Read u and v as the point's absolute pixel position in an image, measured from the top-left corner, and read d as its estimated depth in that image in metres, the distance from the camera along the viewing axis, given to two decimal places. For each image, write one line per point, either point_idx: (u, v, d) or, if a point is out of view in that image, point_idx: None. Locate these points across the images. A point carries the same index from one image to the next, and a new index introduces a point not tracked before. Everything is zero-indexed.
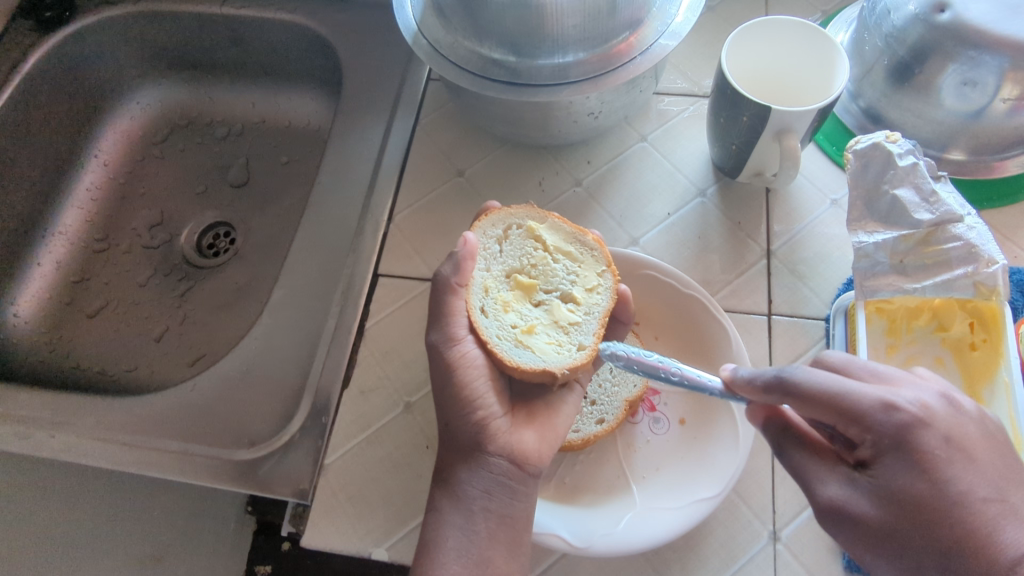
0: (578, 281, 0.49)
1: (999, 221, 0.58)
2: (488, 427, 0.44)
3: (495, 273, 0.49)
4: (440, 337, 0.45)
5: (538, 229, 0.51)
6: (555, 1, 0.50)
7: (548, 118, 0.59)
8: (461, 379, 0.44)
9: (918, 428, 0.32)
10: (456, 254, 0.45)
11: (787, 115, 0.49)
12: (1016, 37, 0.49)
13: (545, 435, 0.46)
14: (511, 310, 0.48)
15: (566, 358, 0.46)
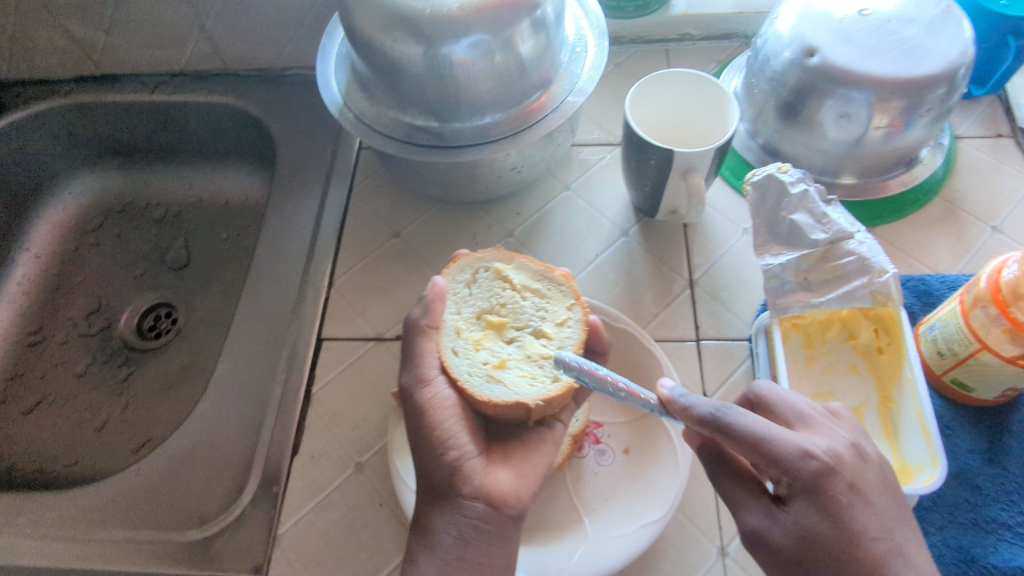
0: (548, 316, 0.52)
1: (892, 234, 0.63)
2: (462, 467, 0.43)
3: (466, 315, 0.52)
4: (411, 379, 0.46)
5: (504, 270, 0.53)
6: (467, 70, 0.54)
7: (475, 175, 0.62)
8: (431, 420, 0.44)
9: (829, 474, 0.35)
10: (425, 297, 0.47)
11: (689, 155, 0.54)
12: (876, 73, 0.56)
13: (523, 475, 0.45)
14: (482, 348, 0.50)
15: (540, 389, 0.47)
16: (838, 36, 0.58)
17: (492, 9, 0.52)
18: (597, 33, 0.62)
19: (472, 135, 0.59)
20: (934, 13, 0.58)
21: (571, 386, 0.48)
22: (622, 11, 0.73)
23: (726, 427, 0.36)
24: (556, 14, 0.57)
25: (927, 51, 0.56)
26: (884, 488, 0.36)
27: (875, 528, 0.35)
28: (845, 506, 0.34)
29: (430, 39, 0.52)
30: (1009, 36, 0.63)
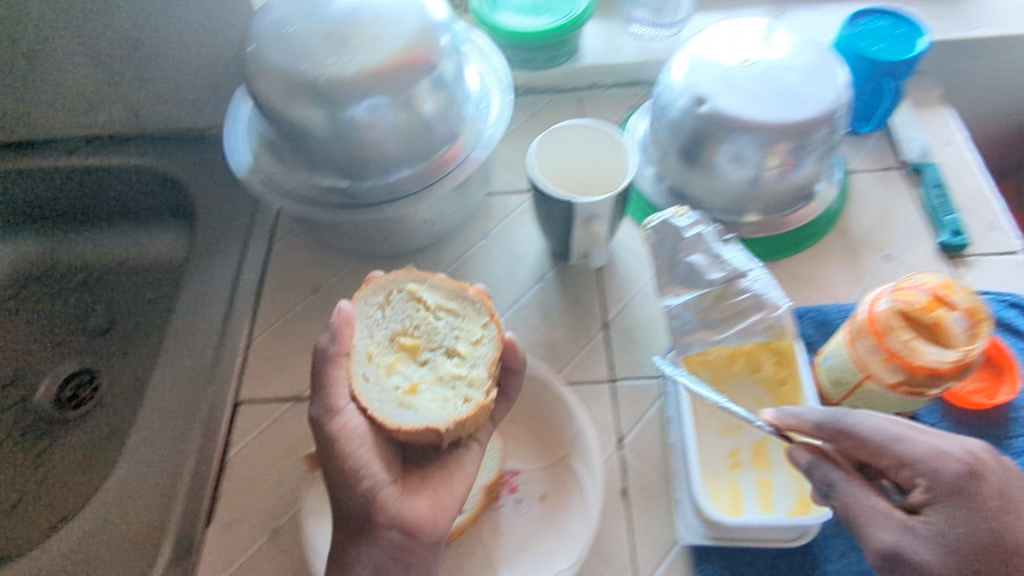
0: (461, 335, 0.51)
1: (793, 267, 0.66)
2: (376, 496, 0.44)
3: (379, 339, 0.51)
4: (319, 411, 0.45)
5: (418, 291, 0.53)
6: (372, 130, 0.55)
7: (388, 230, 0.63)
8: (342, 451, 0.44)
9: (976, 476, 0.39)
10: (333, 323, 0.47)
11: (590, 204, 0.56)
12: (760, 120, 0.59)
13: (437, 502, 0.46)
14: (394, 372, 0.49)
15: (451, 411, 0.47)
16: (724, 85, 0.60)
17: (387, 70, 0.53)
18: (501, 86, 0.62)
19: (383, 192, 0.59)
20: (812, 59, 0.61)
21: (484, 406, 0.48)
22: (534, 62, 0.75)
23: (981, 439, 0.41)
24: (455, 71, 0.58)
25: (807, 96, 0.59)
26: None
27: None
28: (999, 508, 0.38)
29: (328, 102, 0.53)
30: (886, 79, 0.68)
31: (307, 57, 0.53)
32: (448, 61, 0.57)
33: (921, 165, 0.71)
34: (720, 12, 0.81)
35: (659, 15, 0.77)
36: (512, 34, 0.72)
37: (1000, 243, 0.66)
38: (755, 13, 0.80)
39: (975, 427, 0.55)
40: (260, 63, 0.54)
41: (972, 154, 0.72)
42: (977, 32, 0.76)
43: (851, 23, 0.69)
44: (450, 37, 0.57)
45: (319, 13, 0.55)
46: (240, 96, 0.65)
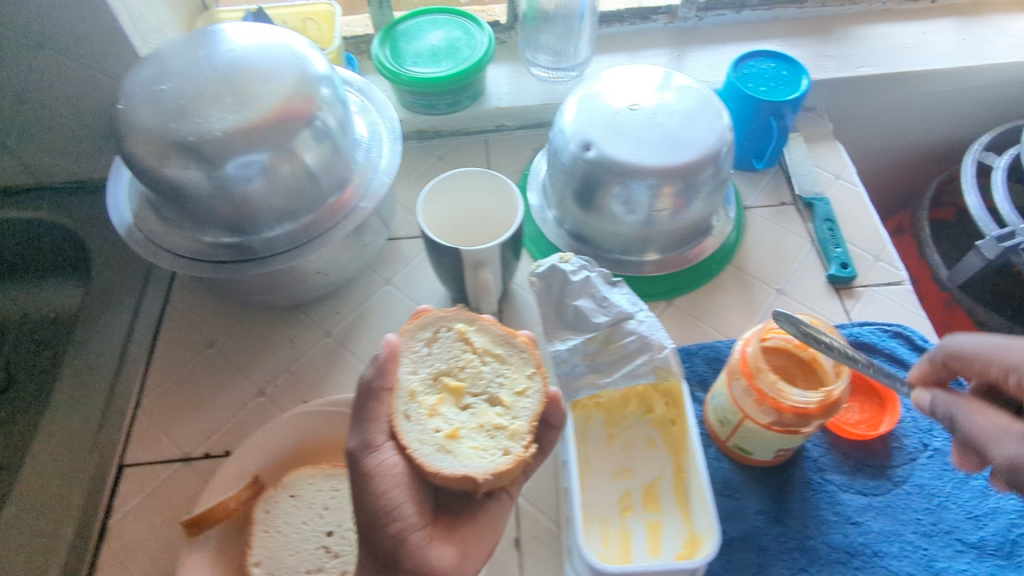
0: (506, 383, 0.51)
1: (690, 303, 0.68)
2: (408, 539, 0.41)
3: (422, 376, 0.51)
4: (358, 443, 0.44)
5: (467, 332, 0.53)
6: (250, 187, 0.54)
7: (281, 281, 0.62)
8: (377, 488, 0.42)
9: None
10: (378, 354, 0.46)
11: (479, 252, 0.56)
12: (644, 165, 0.60)
13: (465, 553, 0.44)
14: (436, 415, 0.49)
15: (489, 463, 0.46)
16: (609, 131, 0.61)
17: (266, 124, 0.52)
18: (390, 133, 0.63)
19: (275, 244, 0.58)
20: (693, 103, 0.63)
21: (521, 461, 0.47)
22: (436, 108, 0.76)
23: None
24: (339, 122, 0.57)
25: (689, 139, 0.61)
26: None
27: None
28: None
29: (207, 159, 0.51)
30: (772, 119, 0.70)
31: (174, 115, 0.51)
32: (331, 112, 0.56)
33: (813, 199, 0.73)
34: (621, 54, 0.83)
35: (559, 59, 0.78)
36: (414, 79, 0.72)
37: (888, 272, 0.68)
38: (655, 55, 0.83)
39: (858, 459, 0.57)
40: (130, 120, 0.52)
41: (860, 188, 0.75)
42: (861, 71, 0.80)
43: (735, 67, 0.71)
44: (331, 88, 0.56)
45: (192, 68, 0.53)
46: (118, 164, 0.62)
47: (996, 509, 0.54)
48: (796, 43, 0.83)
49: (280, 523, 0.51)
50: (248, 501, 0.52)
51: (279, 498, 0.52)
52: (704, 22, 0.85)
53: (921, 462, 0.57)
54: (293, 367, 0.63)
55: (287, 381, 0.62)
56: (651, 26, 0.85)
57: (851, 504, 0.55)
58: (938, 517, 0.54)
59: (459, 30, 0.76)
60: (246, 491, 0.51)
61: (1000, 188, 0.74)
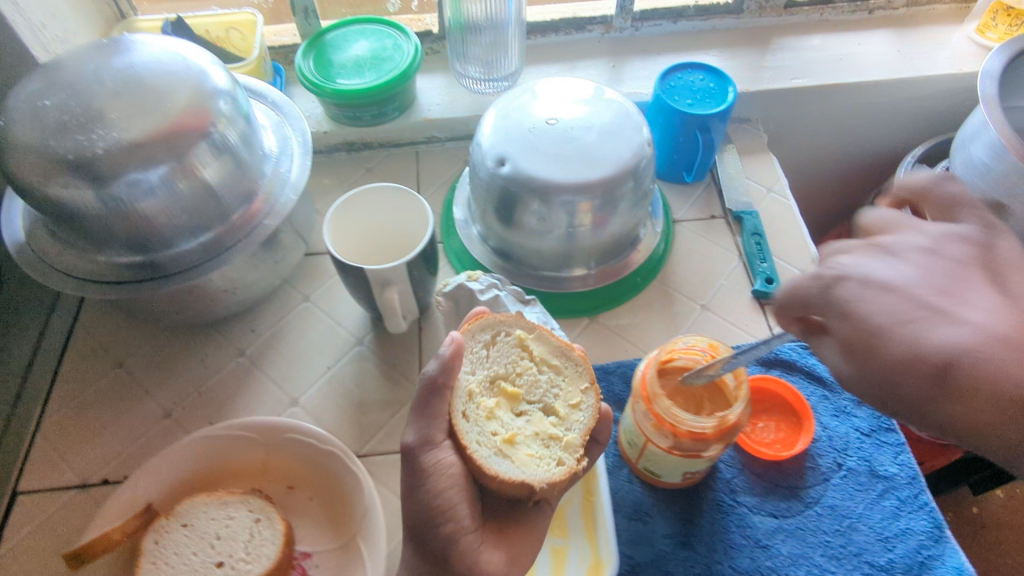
0: (561, 395, 0.51)
1: (613, 320, 0.67)
2: (458, 541, 0.42)
3: (479, 377, 0.50)
4: (416, 439, 0.45)
5: (526, 339, 0.52)
6: (145, 205, 0.51)
7: (187, 300, 0.59)
8: (433, 487, 0.43)
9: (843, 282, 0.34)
10: (443, 354, 0.45)
11: (383, 271, 0.54)
12: (556, 180, 0.59)
13: (513, 554, 0.45)
14: (494, 417, 0.49)
15: (545, 472, 0.47)
16: (524, 145, 0.60)
17: (158, 140, 0.50)
18: (300, 146, 0.61)
19: (186, 260, 0.56)
20: (611, 116, 0.62)
21: (572, 474, 0.47)
22: (361, 120, 0.75)
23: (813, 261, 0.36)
24: (241, 137, 0.56)
25: (605, 154, 0.60)
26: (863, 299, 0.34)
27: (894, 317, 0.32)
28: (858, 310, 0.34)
29: (97, 178, 0.49)
30: (698, 132, 0.69)
31: (57, 133, 0.49)
32: (232, 128, 0.54)
33: (741, 213, 0.72)
34: (556, 64, 0.82)
35: (490, 70, 0.77)
36: (338, 92, 0.70)
37: None
38: (590, 65, 0.82)
39: (770, 480, 0.56)
40: (12, 137, 0.49)
41: (792, 202, 0.75)
42: (795, 82, 0.79)
43: (663, 79, 0.71)
44: (231, 102, 0.55)
45: (78, 83, 0.50)
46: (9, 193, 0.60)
47: (907, 530, 0.54)
48: (733, 54, 0.82)
49: (169, 554, 0.49)
50: (138, 531, 0.50)
51: (170, 528, 0.51)
52: (641, 32, 0.84)
53: (834, 482, 0.56)
54: (202, 388, 0.61)
55: (194, 403, 0.61)
56: (587, 36, 0.84)
57: (760, 526, 0.54)
58: (847, 540, 0.54)
59: (386, 40, 0.74)
60: (136, 520, 0.50)
61: None
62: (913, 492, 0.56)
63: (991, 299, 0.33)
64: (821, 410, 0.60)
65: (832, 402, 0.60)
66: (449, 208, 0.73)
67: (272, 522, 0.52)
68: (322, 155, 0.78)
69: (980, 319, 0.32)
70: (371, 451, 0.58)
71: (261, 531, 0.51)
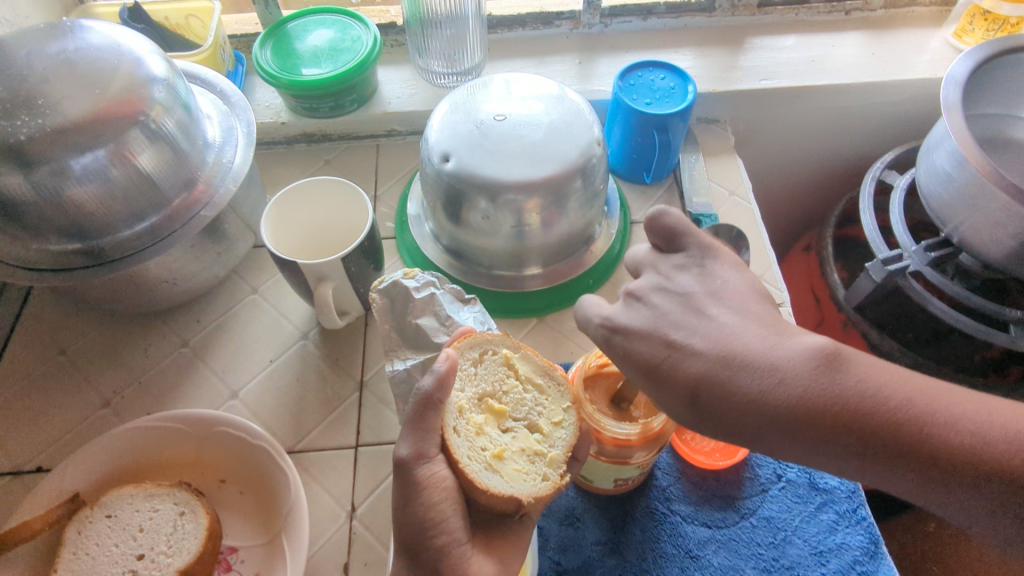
0: (545, 413, 0.50)
1: (561, 320, 0.66)
2: (450, 554, 0.40)
3: (468, 395, 0.49)
4: (410, 452, 0.42)
5: (512, 357, 0.52)
6: (79, 189, 0.51)
7: (127, 290, 0.59)
8: (428, 500, 0.41)
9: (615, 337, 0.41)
10: (438, 369, 0.44)
11: (318, 266, 0.54)
12: (500, 177, 0.58)
13: (506, 566, 0.43)
14: (482, 433, 0.48)
15: (532, 486, 0.46)
16: (470, 142, 0.59)
17: (92, 123, 0.50)
18: (244, 137, 0.62)
19: (129, 245, 0.55)
20: (561, 112, 0.62)
21: (558, 489, 0.46)
22: (319, 111, 0.74)
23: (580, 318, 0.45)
24: (180, 126, 0.56)
25: (551, 151, 0.59)
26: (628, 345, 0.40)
27: (651, 353, 0.39)
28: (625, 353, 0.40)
29: (26, 162, 0.49)
30: (656, 133, 0.68)
31: None
32: (168, 116, 0.55)
33: (700, 216, 0.69)
34: (522, 59, 0.81)
35: (452, 64, 0.76)
36: (294, 83, 0.69)
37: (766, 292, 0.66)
38: (557, 61, 0.80)
39: (707, 489, 0.55)
40: None
41: (753, 206, 0.73)
42: (763, 84, 0.77)
43: (623, 77, 0.70)
44: (168, 91, 0.55)
45: (11, 67, 0.51)
46: None
47: (842, 545, 0.53)
48: (703, 52, 0.81)
49: (91, 545, 0.49)
50: (62, 520, 0.50)
51: (93, 519, 0.50)
52: (610, 28, 0.83)
53: (772, 494, 0.55)
54: (142, 378, 0.61)
55: (134, 393, 0.60)
56: (555, 31, 0.83)
57: (693, 536, 0.53)
58: (781, 552, 0.52)
59: (347, 32, 0.74)
60: (60, 509, 0.49)
61: (895, 209, 0.73)
62: (852, 506, 0.55)
63: (718, 318, 0.39)
64: None
65: None
66: (404, 202, 0.73)
67: (196, 516, 0.51)
68: (281, 146, 0.77)
69: (703, 345, 0.37)
70: (307, 446, 0.58)
71: (184, 525, 0.51)
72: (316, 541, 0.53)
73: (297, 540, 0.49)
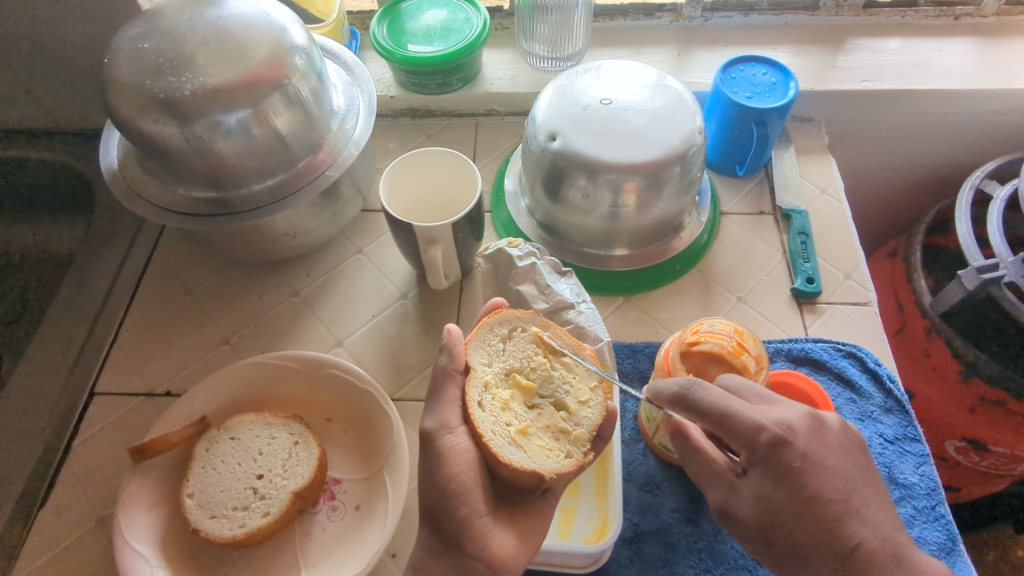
0: (571, 391, 0.52)
1: (647, 301, 0.68)
2: (470, 526, 0.44)
3: (495, 369, 0.51)
4: (435, 424, 0.46)
5: (542, 335, 0.53)
6: (221, 144, 0.57)
7: (247, 241, 0.65)
8: (449, 471, 0.45)
9: (784, 447, 0.42)
10: (444, 345, 0.48)
11: (429, 230, 0.58)
12: (609, 160, 0.61)
13: (524, 539, 0.47)
14: (507, 409, 0.49)
15: (555, 462, 0.47)
16: (576, 122, 0.62)
17: (237, 87, 0.55)
18: (365, 107, 0.67)
19: (255, 200, 0.61)
20: (666, 101, 0.64)
21: (581, 466, 0.48)
22: (426, 87, 0.79)
23: (696, 404, 0.43)
24: (313, 93, 0.61)
25: (652, 136, 0.61)
26: (798, 473, 0.42)
27: (829, 491, 0.42)
28: (796, 470, 0.42)
29: (183, 116, 0.55)
30: (755, 126, 0.69)
31: (149, 74, 0.55)
32: (305, 83, 0.60)
33: (790, 211, 0.72)
34: (622, 48, 0.83)
35: (555, 49, 0.79)
36: (407, 59, 0.74)
37: (855, 292, 0.67)
38: (656, 51, 0.82)
39: None
40: (113, 75, 0.56)
41: (845, 205, 0.74)
42: (863, 86, 0.77)
43: (724, 70, 0.71)
44: (307, 59, 0.60)
45: (173, 30, 0.57)
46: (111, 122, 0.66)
47: (919, 539, 0.54)
48: (804, 51, 0.81)
49: (217, 462, 0.55)
50: (192, 437, 0.56)
51: (219, 439, 0.56)
52: (710, 22, 0.84)
53: None
54: (258, 321, 0.67)
55: (251, 333, 0.66)
56: (655, 23, 0.84)
57: None
58: None
59: (458, 13, 0.77)
60: (190, 427, 0.55)
61: (994, 219, 0.72)
62: (931, 502, 0.56)
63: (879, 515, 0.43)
64: (845, 412, 0.61)
65: (859, 406, 0.61)
66: (501, 178, 0.76)
67: (308, 447, 0.56)
68: (387, 118, 0.82)
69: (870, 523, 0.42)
70: (405, 396, 0.62)
71: (297, 454, 0.56)
72: (410, 482, 0.57)
73: (399, 476, 0.53)
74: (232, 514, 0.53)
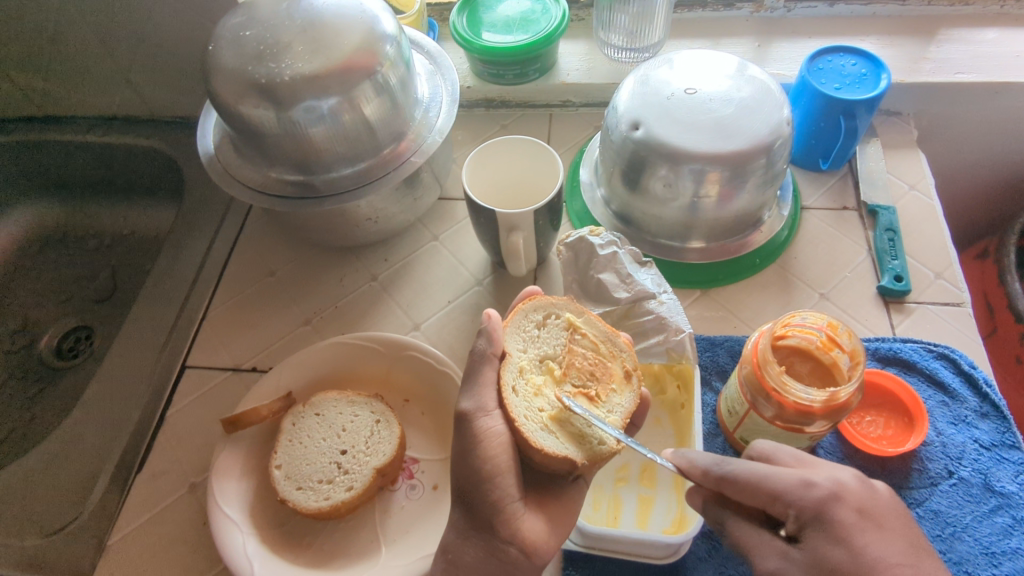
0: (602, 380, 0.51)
1: (726, 296, 0.67)
2: (503, 508, 0.43)
3: (529, 355, 0.51)
4: (471, 405, 0.46)
5: (576, 323, 0.52)
6: (312, 130, 0.59)
7: (332, 225, 0.66)
8: (483, 453, 0.44)
9: (833, 501, 0.39)
10: (484, 329, 0.48)
11: (510, 217, 0.58)
12: (698, 149, 0.60)
13: (552, 525, 0.46)
14: (540, 395, 0.49)
15: (586, 449, 0.47)
16: (660, 111, 0.62)
17: (330, 74, 0.57)
18: (448, 95, 0.67)
19: (341, 184, 0.63)
20: (752, 91, 0.62)
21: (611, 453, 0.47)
22: (503, 78, 0.79)
23: (727, 475, 0.41)
24: (400, 80, 0.62)
25: (740, 127, 0.60)
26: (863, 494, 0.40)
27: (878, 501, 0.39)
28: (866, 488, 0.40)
29: (279, 101, 0.57)
30: (842, 118, 0.67)
31: (248, 61, 0.57)
32: (393, 71, 0.61)
33: (877, 208, 0.70)
34: (700, 39, 0.82)
35: (632, 39, 0.78)
36: (485, 49, 0.75)
37: (946, 291, 0.64)
38: (734, 43, 0.81)
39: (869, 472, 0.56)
40: (216, 62, 0.58)
41: (936, 202, 0.71)
42: (958, 77, 0.74)
43: (811, 60, 0.69)
44: (396, 48, 0.62)
45: (272, 20, 0.59)
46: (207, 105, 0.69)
47: (1019, 550, 0.51)
48: (893, 42, 0.78)
49: (303, 435, 0.57)
50: (280, 412, 0.58)
51: (305, 414, 0.58)
52: (792, 13, 0.82)
53: (942, 488, 0.54)
54: (338, 303, 0.69)
55: (331, 315, 0.68)
56: (736, 14, 0.83)
57: None
58: (947, 546, 0.52)
59: (536, 4, 0.78)
60: (279, 402, 0.57)
61: None
62: None
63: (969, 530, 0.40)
64: (937, 415, 0.58)
65: (952, 409, 0.58)
66: (576, 169, 0.76)
67: (390, 426, 0.57)
68: (463, 109, 0.83)
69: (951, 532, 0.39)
70: None
71: (382, 433, 0.57)
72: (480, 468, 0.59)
73: None
74: (317, 486, 0.55)
